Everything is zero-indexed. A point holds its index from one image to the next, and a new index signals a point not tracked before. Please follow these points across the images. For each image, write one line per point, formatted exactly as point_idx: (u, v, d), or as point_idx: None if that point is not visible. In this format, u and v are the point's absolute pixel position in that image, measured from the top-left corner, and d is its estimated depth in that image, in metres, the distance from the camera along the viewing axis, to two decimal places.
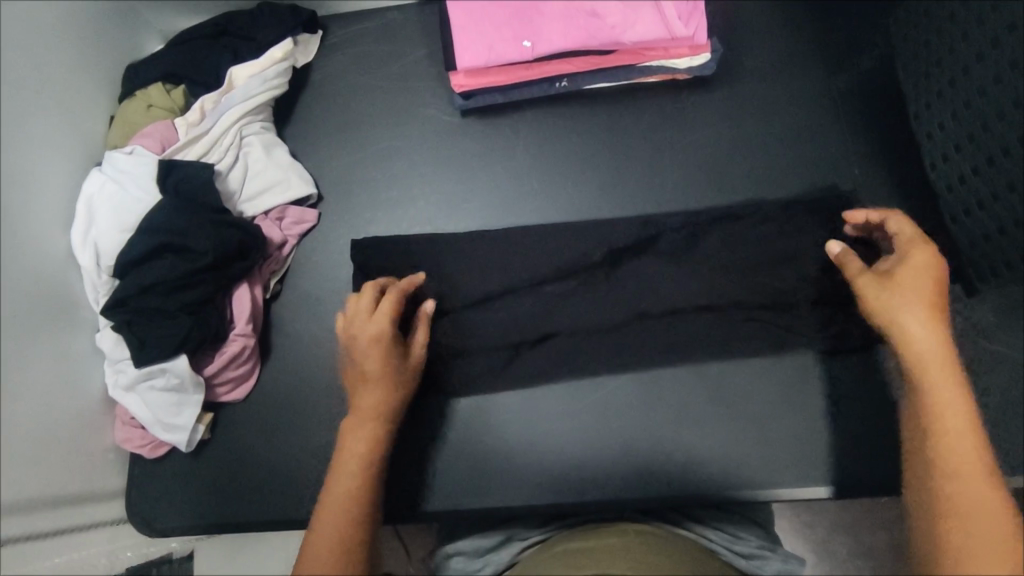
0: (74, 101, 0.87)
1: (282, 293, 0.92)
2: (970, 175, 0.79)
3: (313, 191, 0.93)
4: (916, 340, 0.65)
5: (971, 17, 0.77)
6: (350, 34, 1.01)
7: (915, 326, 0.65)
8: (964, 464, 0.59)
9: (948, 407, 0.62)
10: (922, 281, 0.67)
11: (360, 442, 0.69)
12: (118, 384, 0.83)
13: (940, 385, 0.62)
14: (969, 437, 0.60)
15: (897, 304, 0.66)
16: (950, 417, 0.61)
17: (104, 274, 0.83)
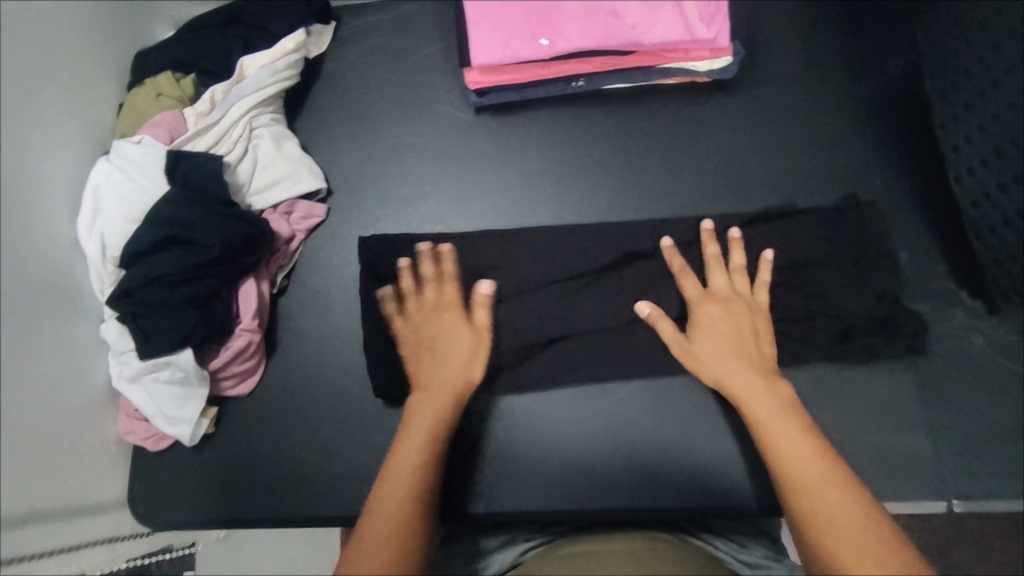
0: (81, 88, 0.85)
1: (289, 289, 0.91)
2: (995, 192, 0.76)
3: (322, 185, 0.91)
4: (722, 373, 0.73)
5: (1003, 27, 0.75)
6: (364, 26, 0.99)
7: (714, 364, 0.74)
8: (787, 447, 0.62)
9: (760, 409, 0.67)
10: (708, 330, 0.77)
11: (437, 405, 0.74)
12: (122, 376, 0.82)
13: (748, 398, 0.69)
14: (785, 424, 0.64)
15: (696, 352, 0.76)
16: (764, 415, 0.66)
17: (110, 265, 0.81)
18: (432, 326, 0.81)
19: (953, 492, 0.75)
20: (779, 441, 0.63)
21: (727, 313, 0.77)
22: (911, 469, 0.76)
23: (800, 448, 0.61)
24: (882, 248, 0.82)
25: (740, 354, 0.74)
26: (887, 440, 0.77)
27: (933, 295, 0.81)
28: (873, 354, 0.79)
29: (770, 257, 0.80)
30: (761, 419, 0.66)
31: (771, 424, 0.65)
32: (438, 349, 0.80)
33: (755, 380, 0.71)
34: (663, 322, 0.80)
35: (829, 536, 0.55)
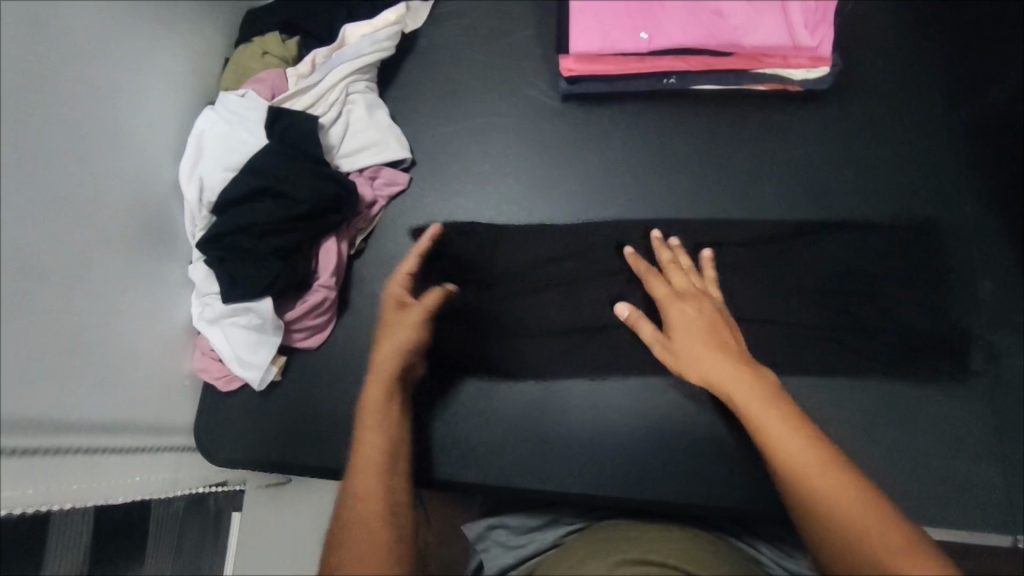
0: (193, 39, 0.90)
1: (365, 252, 0.94)
2: None
3: (408, 156, 0.94)
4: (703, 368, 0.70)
5: None
6: (461, 5, 1.02)
7: (697, 361, 0.71)
8: (779, 439, 0.60)
9: (749, 403, 0.64)
10: (684, 328, 0.74)
11: (386, 373, 0.71)
12: (203, 316, 0.86)
13: (736, 388, 0.66)
14: (772, 414, 0.62)
15: (677, 352, 0.73)
16: (753, 410, 0.64)
17: (204, 210, 0.85)
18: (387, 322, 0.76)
19: (1023, 528, 0.73)
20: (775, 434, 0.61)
21: (696, 310, 0.75)
22: (981, 500, 0.74)
23: (793, 439, 0.60)
24: (964, 275, 0.81)
25: (717, 346, 0.71)
26: (956, 469, 0.75)
27: (1017, 328, 0.79)
28: (948, 379, 0.78)
29: (712, 255, 0.82)
30: (751, 411, 0.64)
31: (760, 416, 0.63)
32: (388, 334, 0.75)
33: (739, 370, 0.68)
34: (644, 324, 0.79)
35: (845, 541, 0.54)
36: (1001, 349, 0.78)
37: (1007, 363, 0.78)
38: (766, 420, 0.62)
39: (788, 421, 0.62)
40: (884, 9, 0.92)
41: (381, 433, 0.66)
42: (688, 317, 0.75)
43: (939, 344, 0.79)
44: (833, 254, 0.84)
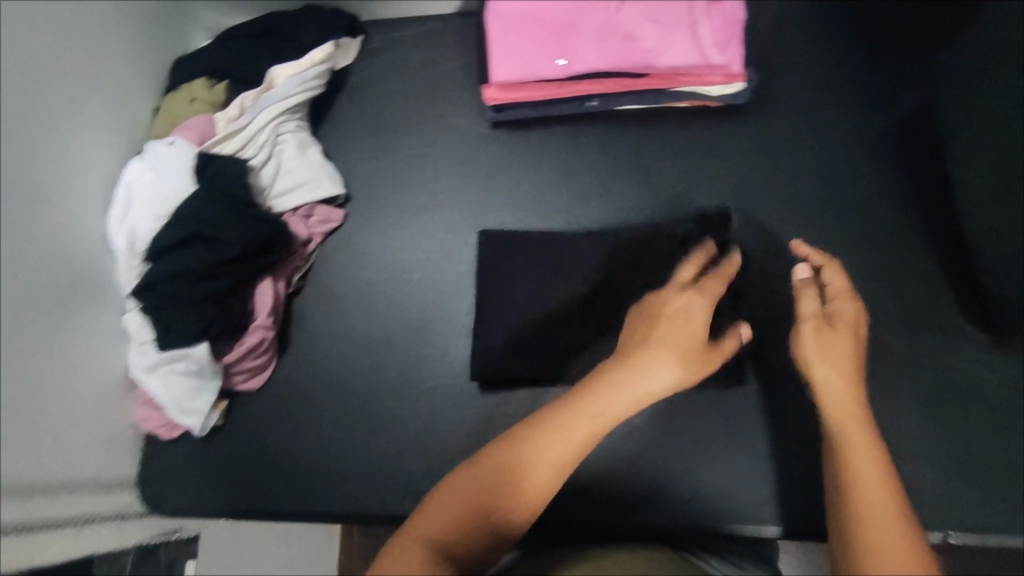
0: (120, 88, 0.90)
1: (303, 289, 0.95)
2: (1006, 229, 0.77)
3: (340, 191, 0.95)
4: (825, 375, 0.66)
5: None
6: (390, 40, 1.04)
7: (819, 365, 0.66)
8: (863, 481, 0.55)
9: (849, 442, 0.58)
10: (840, 328, 0.70)
11: (635, 387, 0.62)
12: (140, 365, 0.85)
13: (842, 418, 0.61)
14: (863, 453, 0.57)
15: (828, 343, 0.68)
16: (852, 445, 0.58)
17: (136, 259, 0.85)
18: (675, 302, 0.72)
19: (951, 524, 0.74)
20: (859, 469, 0.56)
21: (851, 322, 0.71)
22: (911, 498, 0.75)
23: (874, 482, 0.55)
24: (887, 277, 0.83)
25: (854, 360, 0.67)
26: (889, 470, 0.76)
27: (938, 325, 0.81)
28: (874, 380, 0.79)
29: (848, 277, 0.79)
30: (847, 439, 0.59)
31: (854, 455, 0.57)
32: (638, 352, 0.65)
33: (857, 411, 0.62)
34: (808, 299, 0.73)
35: None
36: (923, 347, 0.80)
37: (929, 360, 0.80)
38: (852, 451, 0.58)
39: (874, 457, 0.57)
40: (797, 21, 0.94)
41: (583, 436, 0.58)
42: (854, 333, 0.70)
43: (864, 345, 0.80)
44: (759, 264, 0.85)
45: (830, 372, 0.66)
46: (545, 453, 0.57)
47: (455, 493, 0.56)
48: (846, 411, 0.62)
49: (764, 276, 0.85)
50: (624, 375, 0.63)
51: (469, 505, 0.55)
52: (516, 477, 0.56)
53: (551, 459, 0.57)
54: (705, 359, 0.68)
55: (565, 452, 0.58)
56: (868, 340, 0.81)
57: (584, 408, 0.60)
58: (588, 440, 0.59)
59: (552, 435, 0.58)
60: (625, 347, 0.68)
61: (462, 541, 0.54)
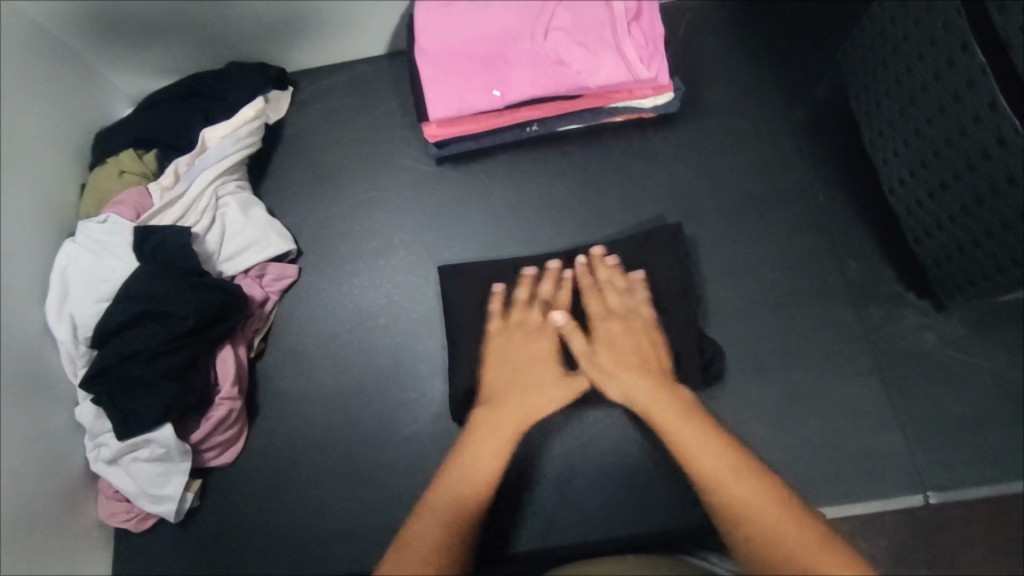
0: (41, 168, 0.86)
1: (266, 351, 0.92)
2: (926, 199, 0.80)
3: (292, 247, 0.93)
4: (636, 395, 0.76)
5: (913, 52, 0.77)
6: (320, 89, 1.04)
7: (626, 386, 0.78)
8: (695, 447, 0.65)
9: (673, 430, 0.68)
10: (611, 357, 0.80)
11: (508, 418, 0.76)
12: (101, 458, 0.81)
13: (672, 427, 0.69)
14: (686, 428, 0.68)
15: (603, 365, 0.80)
16: (670, 426, 0.69)
17: (81, 346, 0.81)
18: (516, 344, 0.83)
19: (929, 484, 0.78)
20: (713, 469, 0.62)
21: (627, 330, 0.82)
22: (887, 465, 0.79)
23: (707, 445, 0.65)
24: (833, 258, 0.88)
25: (642, 369, 0.79)
26: (862, 442, 0.80)
27: (883, 298, 0.86)
28: (835, 356, 0.84)
29: (640, 276, 0.86)
30: (691, 451, 0.65)
31: (681, 436, 0.67)
32: (505, 394, 0.79)
33: (675, 405, 0.72)
34: (576, 335, 0.83)
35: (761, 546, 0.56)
36: (874, 321, 0.85)
37: (882, 333, 0.85)
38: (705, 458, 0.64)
39: (708, 442, 0.65)
40: (713, 28, 0.99)
41: (494, 453, 0.70)
42: (620, 341, 0.81)
43: (820, 327, 0.85)
44: (713, 263, 0.89)
45: (637, 381, 0.77)
46: (475, 474, 0.67)
47: (424, 518, 0.61)
48: (653, 408, 0.74)
49: (720, 274, 0.88)
50: (504, 414, 0.76)
51: (440, 524, 0.61)
52: (464, 489, 0.65)
53: (479, 475, 0.67)
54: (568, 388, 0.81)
55: (487, 470, 0.68)
56: (823, 320, 0.85)
57: (484, 433, 0.73)
58: (504, 452, 0.71)
59: (472, 461, 0.69)
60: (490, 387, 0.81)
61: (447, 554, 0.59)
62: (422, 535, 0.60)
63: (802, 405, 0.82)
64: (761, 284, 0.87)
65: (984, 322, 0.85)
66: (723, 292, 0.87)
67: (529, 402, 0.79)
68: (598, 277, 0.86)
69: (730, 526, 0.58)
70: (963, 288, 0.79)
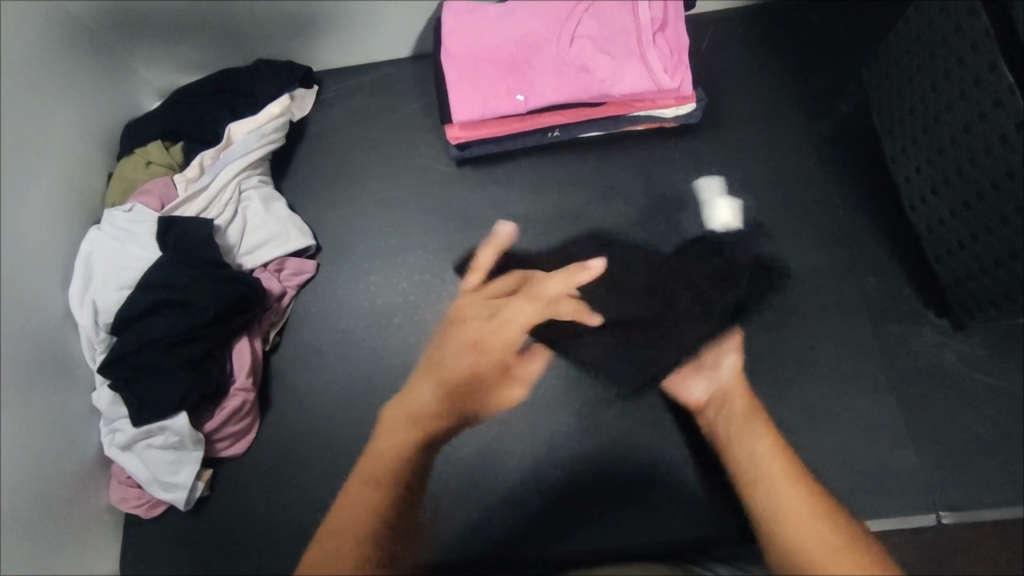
0: (70, 157, 0.87)
1: (281, 345, 0.92)
2: (949, 217, 0.80)
3: (311, 242, 0.94)
4: (755, 464, 0.79)
5: (939, 70, 0.77)
6: (345, 89, 1.05)
7: (762, 463, 0.79)
8: (820, 555, 0.69)
9: (788, 519, 0.74)
10: (768, 460, 0.79)
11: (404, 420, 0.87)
12: (115, 444, 0.81)
13: (780, 501, 0.76)
14: (790, 497, 0.76)
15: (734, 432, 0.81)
16: (786, 520, 0.74)
17: (102, 332, 0.82)
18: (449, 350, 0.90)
19: (945, 504, 0.78)
20: (822, 560, 0.69)
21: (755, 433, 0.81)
22: (902, 483, 0.79)
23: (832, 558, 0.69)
24: (851, 273, 0.88)
25: (794, 478, 0.78)
26: (874, 457, 0.80)
27: (901, 315, 0.86)
28: (849, 372, 0.84)
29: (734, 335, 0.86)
30: (813, 555, 0.69)
31: (816, 551, 0.70)
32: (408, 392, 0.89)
33: (814, 517, 0.74)
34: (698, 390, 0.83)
35: None
36: (891, 338, 0.84)
37: (899, 350, 0.84)
38: (806, 539, 0.71)
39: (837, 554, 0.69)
40: (736, 41, 0.99)
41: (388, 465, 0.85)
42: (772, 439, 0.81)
43: (835, 342, 0.85)
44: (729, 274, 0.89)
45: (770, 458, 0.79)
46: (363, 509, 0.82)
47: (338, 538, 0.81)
48: (775, 485, 0.77)
49: (737, 285, 0.88)
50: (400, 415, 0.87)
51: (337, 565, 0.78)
52: (353, 523, 0.82)
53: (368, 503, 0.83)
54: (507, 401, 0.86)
55: (381, 496, 0.83)
56: (839, 334, 0.85)
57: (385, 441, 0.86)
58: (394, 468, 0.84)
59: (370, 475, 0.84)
60: (439, 403, 0.87)
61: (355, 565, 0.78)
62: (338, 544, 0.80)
63: (814, 419, 0.82)
64: (778, 297, 0.87)
65: (1003, 342, 0.84)
66: (739, 304, 0.87)
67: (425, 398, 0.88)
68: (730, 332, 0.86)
69: None
70: (983, 308, 0.79)
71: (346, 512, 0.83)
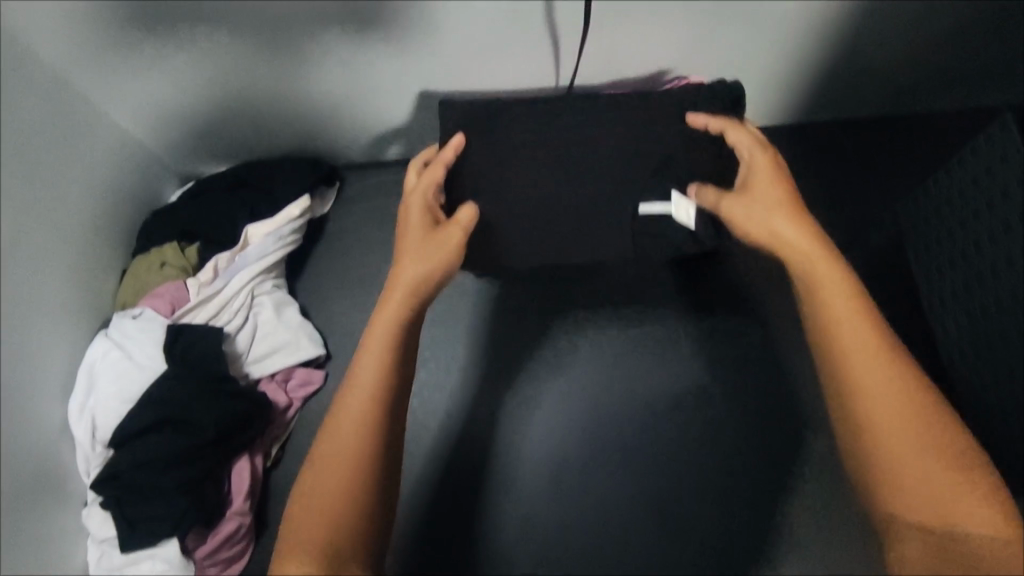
0: (85, 259, 0.85)
1: (283, 459, 0.90)
2: (996, 384, 0.77)
3: (322, 352, 0.92)
4: (783, 244, 0.56)
5: (984, 233, 0.74)
6: (367, 186, 1.04)
7: (790, 247, 0.55)
8: (884, 409, 0.49)
9: (854, 345, 0.50)
10: (787, 234, 0.56)
11: (403, 299, 0.56)
12: (102, 567, 0.78)
13: (842, 340, 0.51)
14: (854, 335, 0.51)
15: (751, 229, 0.58)
16: (842, 331, 0.51)
17: (99, 445, 0.79)
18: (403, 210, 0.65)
19: None
20: (883, 402, 0.49)
21: (781, 203, 0.58)
22: None
23: (892, 383, 0.49)
24: None
25: (810, 231, 0.56)
26: None
27: None
28: None
29: (698, 118, 0.70)
30: (862, 378, 0.50)
31: (866, 381, 0.49)
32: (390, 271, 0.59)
33: (871, 331, 0.51)
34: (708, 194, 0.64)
35: (905, 501, 0.48)
36: None
37: None
38: (864, 370, 0.50)
39: (900, 389, 0.49)
40: None
41: (385, 346, 0.53)
42: (778, 180, 0.59)
43: None
44: (738, 405, 0.92)
45: (806, 253, 0.55)
46: (367, 410, 0.50)
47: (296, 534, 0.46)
48: (823, 274, 0.53)
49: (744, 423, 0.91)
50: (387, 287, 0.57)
51: (316, 520, 0.47)
52: (349, 458, 0.49)
53: (346, 449, 0.49)
54: (454, 247, 0.60)
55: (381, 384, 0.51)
56: None
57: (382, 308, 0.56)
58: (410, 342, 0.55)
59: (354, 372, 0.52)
60: (415, 253, 0.59)
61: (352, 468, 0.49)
62: (343, 461, 0.49)
63: None
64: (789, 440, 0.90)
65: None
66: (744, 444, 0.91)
67: (408, 269, 0.58)
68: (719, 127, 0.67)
69: (881, 483, 0.49)
70: None
71: (342, 420, 0.50)
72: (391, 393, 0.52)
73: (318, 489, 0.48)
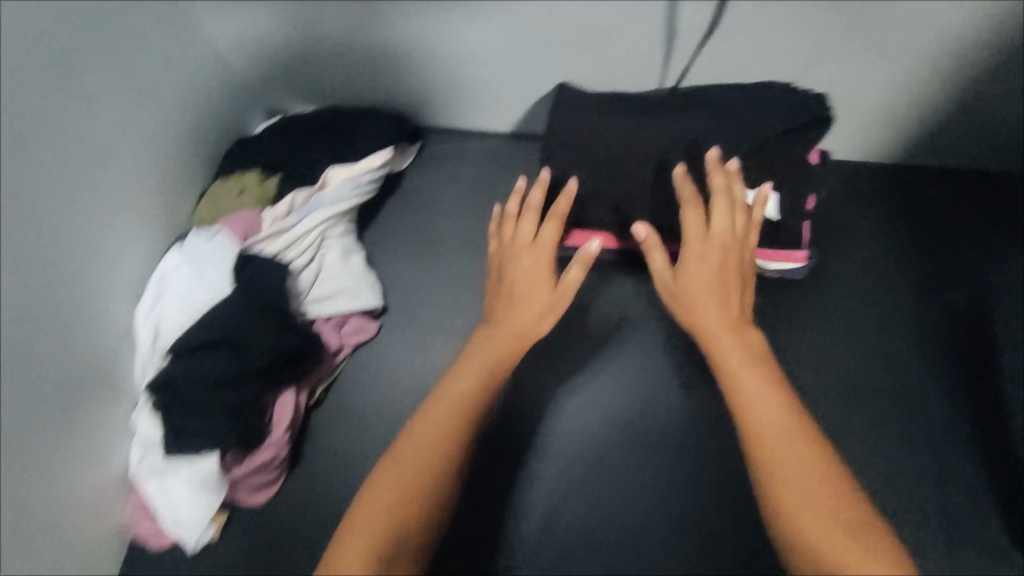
0: (171, 170, 0.87)
1: (324, 402, 0.92)
2: None
3: (379, 304, 0.94)
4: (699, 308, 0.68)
5: None
6: (447, 151, 1.04)
7: (700, 314, 0.68)
8: (782, 464, 0.58)
9: (752, 408, 0.62)
10: (701, 291, 0.68)
11: (511, 335, 0.72)
12: (142, 468, 0.80)
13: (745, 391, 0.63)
14: (753, 382, 0.63)
15: (683, 289, 0.69)
16: (742, 390, 0.63)
17: (157, 353, 0.81)
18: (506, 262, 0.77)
19: None
20: (781, 459, 0.59)
21: (722, 255, 0.69)
22: None
23: (783, 436, 0.60)
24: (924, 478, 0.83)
25: (723, 292, 0.68)
26: None
27: (987, 554, 0.80)
28: None
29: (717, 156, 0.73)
30: (761, 430, 0.60)
31: (769, 440, 0.60)
32: (499, 317, 0.74)
33: (767, 386, 0.63)
34: (657, 251, 0.72)
35: (786, 525, 0.57)
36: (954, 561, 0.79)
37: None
38: (768, 421, 0.61)
39: (790, 440, 0.60)
40: (853, 200, 0.95)
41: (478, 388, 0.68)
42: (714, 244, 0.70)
43: None
44: None
45: (711, 315, 0.67)
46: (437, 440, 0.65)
47: (359, 523, 0.60)
48: (721, 340, 0.66)
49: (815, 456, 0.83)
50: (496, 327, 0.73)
51: (368, 527, 0.59)
52: (433, 444, 0.65)
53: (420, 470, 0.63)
54: (543, 299, 0.73)
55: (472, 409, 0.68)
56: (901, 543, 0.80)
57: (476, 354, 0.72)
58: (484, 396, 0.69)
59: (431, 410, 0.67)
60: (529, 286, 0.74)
61: (421, 479, 0.63)
62: (417, 486, 0.63)
63: None
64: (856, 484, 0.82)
65: None
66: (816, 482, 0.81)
67: (523, 316, 0.73)
68: (716, 187, 0.72)
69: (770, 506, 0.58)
70: None
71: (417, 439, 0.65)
72: (472, 416, 0.68)
73: (375, 497, 0.61)
